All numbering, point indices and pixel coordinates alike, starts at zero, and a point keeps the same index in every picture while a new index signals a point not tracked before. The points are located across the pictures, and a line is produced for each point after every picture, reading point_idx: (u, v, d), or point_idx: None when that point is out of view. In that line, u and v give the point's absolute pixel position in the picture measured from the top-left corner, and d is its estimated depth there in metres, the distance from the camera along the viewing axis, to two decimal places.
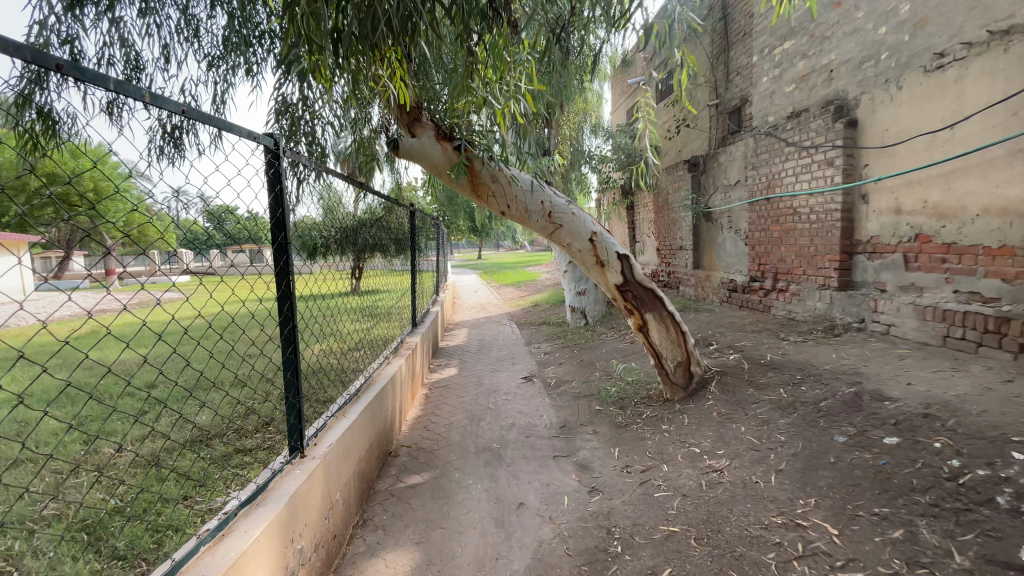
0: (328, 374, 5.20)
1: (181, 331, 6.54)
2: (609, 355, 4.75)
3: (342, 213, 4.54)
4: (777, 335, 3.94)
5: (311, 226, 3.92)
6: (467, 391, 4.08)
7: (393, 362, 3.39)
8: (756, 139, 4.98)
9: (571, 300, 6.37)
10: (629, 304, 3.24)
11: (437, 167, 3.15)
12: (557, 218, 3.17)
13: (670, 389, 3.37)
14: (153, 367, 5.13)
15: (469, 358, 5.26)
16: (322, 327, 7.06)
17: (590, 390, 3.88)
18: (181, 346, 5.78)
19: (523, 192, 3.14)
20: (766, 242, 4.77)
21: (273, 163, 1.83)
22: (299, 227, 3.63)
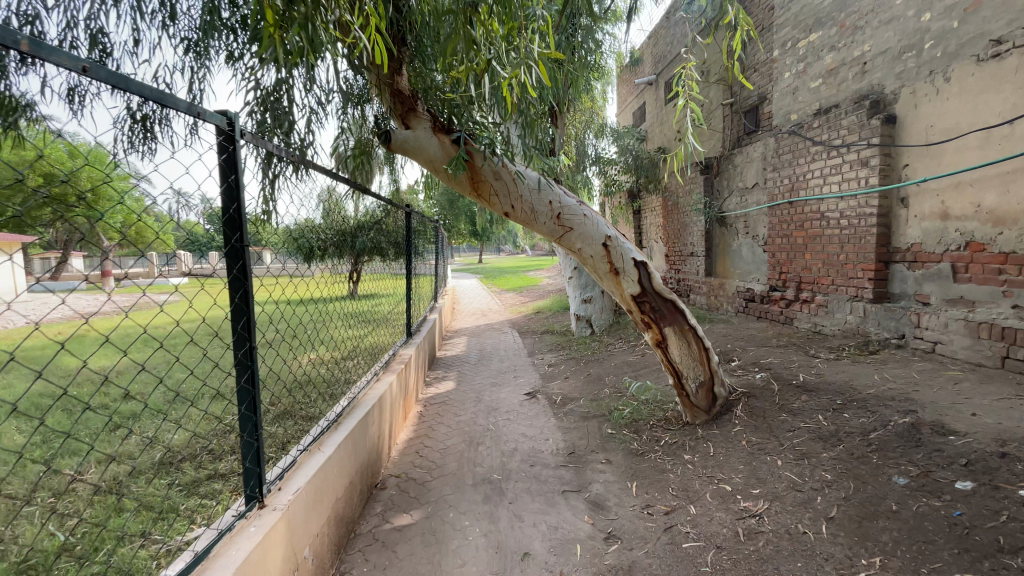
0: (316, 386, 4.83)
1: (165, 337, 6.19)
2: (619, 370, 4.39)
3: (344, 216, 4.32)
4: (805, 351, 3.59)
5: (309, 228, 3.65)
6: (464, 409, 3.72)
7: (383, 379, 3.04)
8: (777, 138, 4.65)
9: (576, 308, 6.01)
10: (647, 318, 2.87)
11: (433, 162, 2.81)
12: (566, 220, 2.81)
13: (691, 412, 3.02)
14: (134, 375, 4.79)
15: (467, 370, 4.91)
16: (314, 334, 6.71)
17: (599, 410, 3.53)
18: (163, 353, 5.43)
19: (529, 191, 2.79)
20: (789, 249, 4.42)
21: (226, 149, 1.49)
22: (294, 229, 3.35)
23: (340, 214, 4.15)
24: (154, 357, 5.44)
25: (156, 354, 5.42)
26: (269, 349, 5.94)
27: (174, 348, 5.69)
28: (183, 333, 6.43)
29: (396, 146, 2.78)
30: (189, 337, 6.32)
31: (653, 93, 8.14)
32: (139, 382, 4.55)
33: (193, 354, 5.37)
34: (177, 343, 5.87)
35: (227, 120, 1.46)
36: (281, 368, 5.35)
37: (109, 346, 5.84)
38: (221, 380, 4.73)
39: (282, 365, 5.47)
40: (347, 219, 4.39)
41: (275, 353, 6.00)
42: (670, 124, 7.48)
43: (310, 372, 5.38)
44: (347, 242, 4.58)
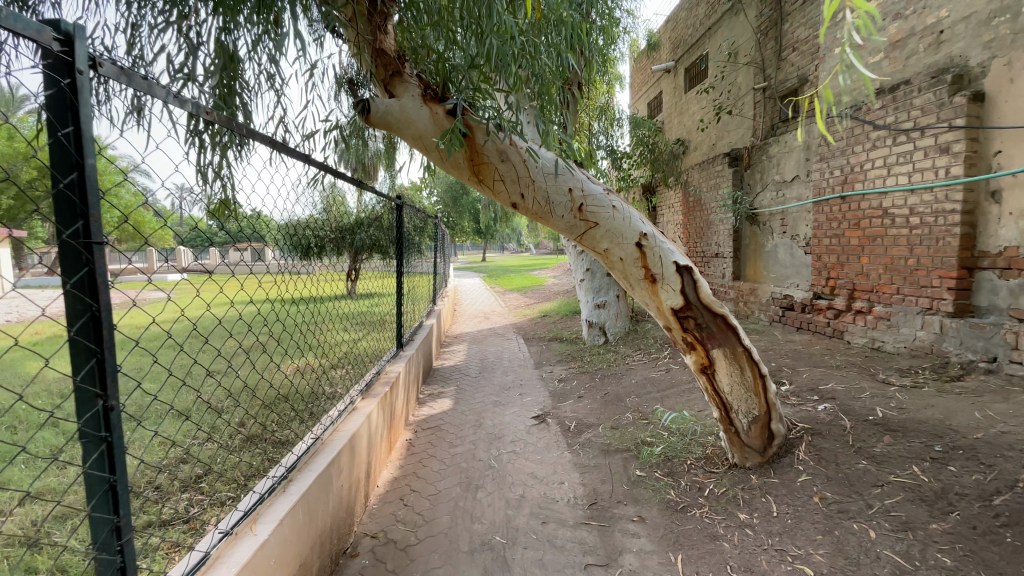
0: (294, 401, 4.24)
1: (146, 337, 5.70)
2: (641, 389, 3.78)
3: (337, 208, 3.79)
4: (870, 374, 3.00)
5: (297, 223, 3.10)
6: (461, 438, 3.14)
7: (361, 409, 2.45)
8: (825, 124, 4.05)
9: (588, 313, 5.41)
10: (690, 337, 2.28)
11: (423, 139, 2.22)
12: (590, 213, 2.20)
13: (741, 453, 2.45)
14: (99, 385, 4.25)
15: (467, 384, 4.32)
16: (302, 339, 6.12)
17: (623, 442, 2.95)
18: (137, 358, 4.94)
19: (543, 176, 2.19)
20: (839, 251, 3.82)
21: (60, 86, 0.91)
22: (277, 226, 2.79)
23: (329, 207, 3.60)
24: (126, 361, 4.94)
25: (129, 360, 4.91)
26: (251, 356, 5.37)
27: (148, 353, 5.18)
28: (166, 334, 5.94)
29: (374, 118, 2.20)
30: (170, 339, 5.82)
31: (671, 81, 7.54)
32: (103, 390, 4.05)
33: (169, 362, 4.87)
34: (155, 347, 5.37)
35: (57, 37, 0.88)
36: (260, 378, 4.78)
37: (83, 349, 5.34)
38: (192, 393, 4.20)
39: (264, 374, 4.91)
40: (331, 214, 3.81)
41: (257, 359, 5.43)
42: (691, 114, 6.88)
43: (292, 382, 4.79)
44: (331, 239, 4.01)
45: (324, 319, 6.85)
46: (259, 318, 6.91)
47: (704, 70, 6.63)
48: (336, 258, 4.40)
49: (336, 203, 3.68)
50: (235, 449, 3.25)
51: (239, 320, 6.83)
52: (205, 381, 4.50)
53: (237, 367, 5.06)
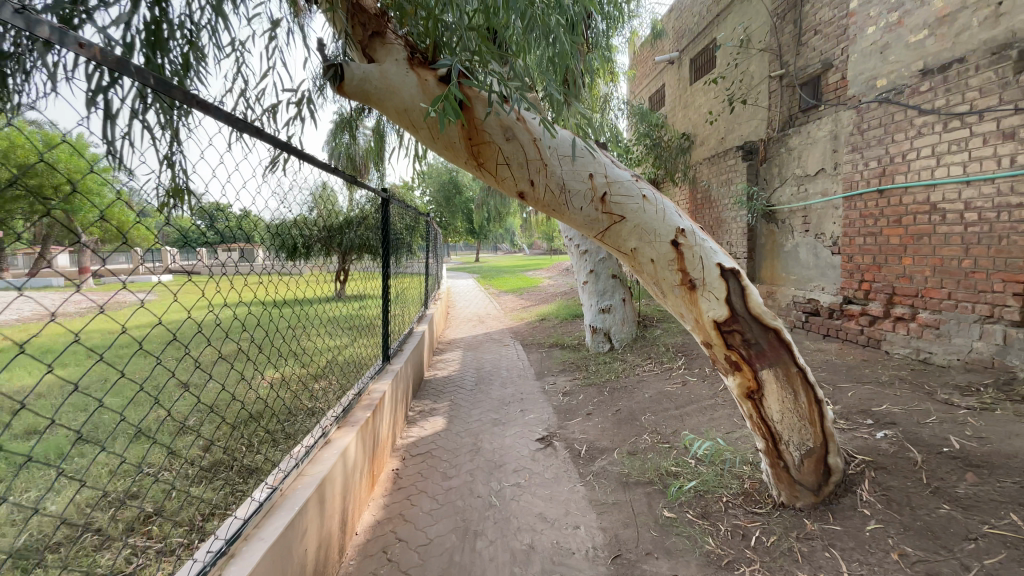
0: (269, 418, 3.80)
1: (118, 346, 5.34)
2: (658, 406, 3.36)
3: (323, 203, 3.42)
4: (926, 392, 2.62)
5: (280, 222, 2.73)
6: (457, 465, 2.72)
7: (335, 442, 2.03)
8: (858, 111, 3.67)
9: (591, 318, 5.00)
10: (736, 355, 1.87)
11: (409, 113, 1.79)
12: (616, 205, 1.79)
13: (790, 491, 2.06)
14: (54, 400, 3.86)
15: (462, 398, 3.88)
16: (285, 348, 5.69)
17: (645, 472, 2.54)
18: (106, 369, 4.57)
19: (557, 159, 1.78)
20: (875, 251, 3.47)
21: None
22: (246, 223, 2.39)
23: (311, 203, 3.19)
24: (93, 372, 4.55)
25: (93, 372, 4.52)
26: (228, 365, 4.94)
27: (118, 366, 4.80)
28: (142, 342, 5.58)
29: (348, 88, 1.77)
30: (146, 349, 5.44)
31: (675, 72, 7.15)
32: (58, 406, 3.64)
33: (140, 374, 4.47)
34: (127, 356, 4.99)
35: None
36: (236, 390, 4.35)
37: (43, 357, 4.92)
38: (159, 409, 3.79)
39: (240, 385, 4.47)
40: (315, 211, 3.40)
41: (235, 368, 5.01)
42: (698, 106, 6.49)
43: (270, 396, 4.36)
44: (314, 239, 3.59)
45: (311, 326, 6.43)
46: (243, 326, 6.51)
47: (711, 59, 6.25)
48: (318, 260, 3.97)
49: (319, 200, 3.27)
50: (196, 481, 2.82)
51: (221, 328, 6.44)
52: (174, 394, 4.08)
53: (212, 378, 4.63)
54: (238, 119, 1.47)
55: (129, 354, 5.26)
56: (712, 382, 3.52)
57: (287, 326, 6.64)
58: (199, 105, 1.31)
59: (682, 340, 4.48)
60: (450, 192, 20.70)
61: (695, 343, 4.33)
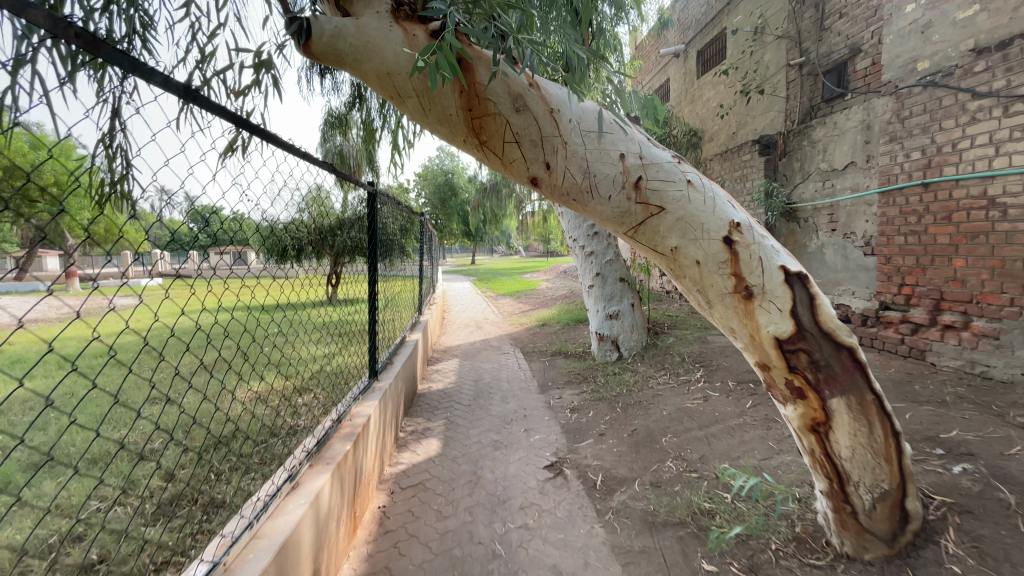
0: (244, 438, 3.42)
1: (94, 359, 5.02)
2: (680, 427, 2.96)
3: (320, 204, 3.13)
4: (1000, 417, 2.29)
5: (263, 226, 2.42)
6: (455, 499, 2.34)
7: (304, 486, 1.65)
8: (898, 97, 3.33)
9: (598, 324, 4.61)
10: (800, 381, 1.51)
11: (392, 78, 1.41)
12: (653, 191, 1.42)
13: (857, 541, 1.71)
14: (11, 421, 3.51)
15: (459, 415, 3.49)
16: (271, 357, 5.30)
17: (675, 510, 2.16)
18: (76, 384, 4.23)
19: (578, 134, 1.41)
20: (919, 251, 3.16)
21: None
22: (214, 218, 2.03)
23: (303, 203, 2.85)
24: (61, 388, 4.22)
25: (62, 389, 4.19)
26: (208, 377, 4.57)
27: (90, 379, 4.47)
28: (120, 354, 5.25)
29: (316, 46, 1.39)
30: (122, 361, 5.09)
31: (681, 65, 6.82)
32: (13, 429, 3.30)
33: (109, 390, 4.12)
34: (103, 370, 4.69)
35: None
36: (212, 404, 3.96)
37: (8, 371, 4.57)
38: (126, 429, 3.43)
39: (217, 399, 4.09)
40: (308, 212, 3.09)
41: (215, 380, 4.63)
42: (706, 101, 6.14)
43: (249, 412, 3.96)
44: (302, 241, 3.24)
45: (300, 333, 6.03)
46: (228, 332, 6.15)
47: (721, 50, 5.91)
48: (310, 262, 3.63)
49: (310, 200, 2.93)
50: (151, 519, 2.43)
51: (204, 335, 6.10)
52: (145, 410, 3.71)
53: (189, 390, 4.26)
54: (156, 73, 1.14)
55: (104, 366, 4.93)
56: (739, 399, 3.14)
57: (273, 332, 6.26)
58: (87, 45, 1.00)
59: (698, 349, 4.10)
60: (445, 194, 20.59)
61: (713, 352, 3.95)
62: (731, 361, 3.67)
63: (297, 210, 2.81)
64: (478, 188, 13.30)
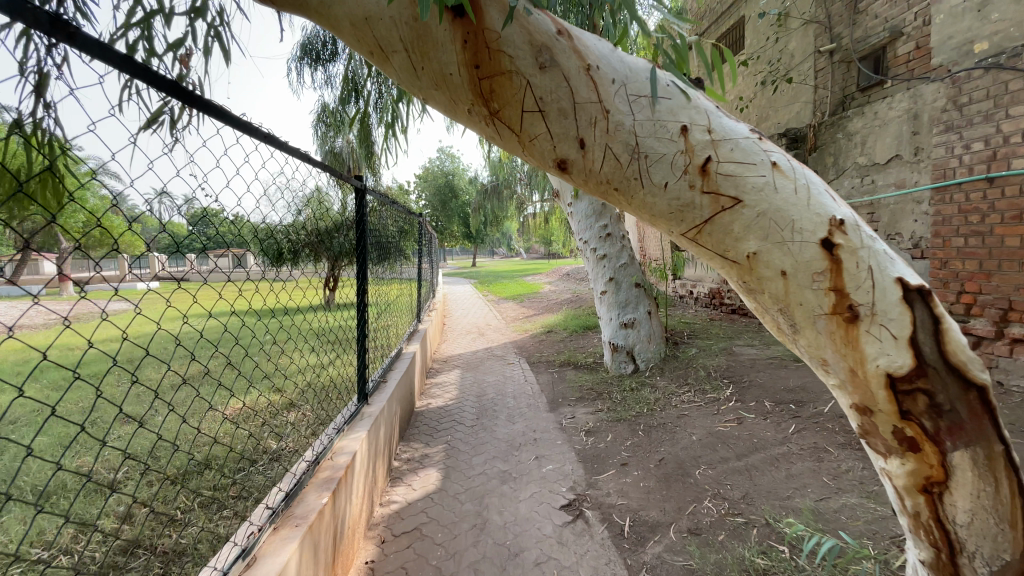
0: (221, 465, 3.05)
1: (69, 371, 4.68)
2: (715, 456, 2.58)
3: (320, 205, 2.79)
4: None
5: (247, 229, 2.08)
6: (457, 552, 1.96)
7: (261, 563, 1.28)
8: (954, 82, 2.96)
9: (611, 333, 4.23)
10: (914, 431, 1.15)
11: (371, 26, 1.03)
12: (727, 175, 1.04)
13: None
14: None
15: (460, 438, 3.11)
16: (261, 367, 4.93)
17: (724, 570, 1.78)
18: (44, 400, 3.88)
19: (625, 99, 1.04)
20: (982, 255, 2.80)
21: None
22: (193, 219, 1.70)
23: (298, 202, 2.51)
24: (26, 405, 3.87)
25: (27, 406, 3.83)
26: (190, 389, 4.21)
27: (65, 394, 4.16)
28: (98, 366, 4.91)
29: None
30: (101, 372, 4.77)
31: None
32: None
33: (79, 407, 3.78)
34: (77, 383, 4.35)
35: None
36: (190, 421, 3.60)
37: None
38: (91, 452, 3.10)
39: (197, 414, 3.73)
40: (305, 214, 2.76)
41: (198, 392, 4.28)
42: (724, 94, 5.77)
43: (230, 431, 3.60)
44: (297, 242, 2.94)
45: (294, 341, 5.66)
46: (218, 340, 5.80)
47: (740, 40, 5.54)
48: (306, 265, 3.31)
49: (307, 202, 2.59)
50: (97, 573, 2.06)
51: (192, 343, 5.75)
52: (114, 431, 3.37)
53: (167, 405, 3.90)
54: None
55: (79, 379, 4.59)
56: (780, 424, 2.75)
57: (266, 340, 5.89)
58: None
59: (725, 362, 3.71)
60: (445, 197, 20.37)
61: (742, 367, 3.57)
62: (764, 377, 3.29)
63: (283, 211, 2.43)
64: (479, 190, 12.88)
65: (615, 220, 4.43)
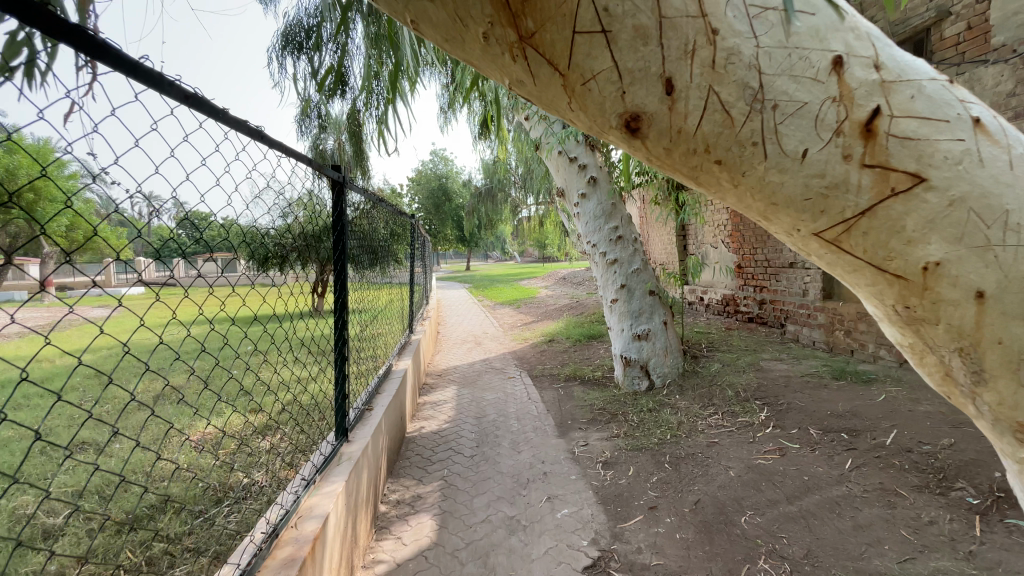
0: (179, 507, 2.61)
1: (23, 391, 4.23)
2: (762, 499, 2.17)
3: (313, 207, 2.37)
4: None
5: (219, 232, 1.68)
6: None
7: None
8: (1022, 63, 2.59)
9: (623, 346, 3.81)
10: None
11: None
12: (904, 139, 0.65)
13: None
14: None
15: (457, 472, 2.68)
16: (238, 382, 4.46)
17: None
18: None
19: (742, 13, 0.64)
20: None
21: None
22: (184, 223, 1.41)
23: (284, 202, 2.09)
24: None
25: None
26: (155, 410, 3.75)
27: (14, 417, 3.71)
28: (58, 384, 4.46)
29: None
30: (61, 392, 4.30)
31: None
32: None
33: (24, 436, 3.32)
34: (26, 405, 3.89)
35: None
36: (151, 449, 3.15)
37: None
38: (31, 491, 2.67)
39: (159, 441, 3.28)
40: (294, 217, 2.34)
41: (164, 415, 3.82)
42: None
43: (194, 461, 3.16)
44: (287, 248, 2.49)
45: (275, 352, 5.19)
46: (194, 351, 5.36)
47: None
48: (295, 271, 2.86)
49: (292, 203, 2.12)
50: None
51: (166, 355, 5.31)
52: (61, 463, 2.93)
53: (127, 430, 3.45)
54: None
55: (33, 399, 4.13)
56: (833, 459, 2.35)
57: (246, 351, 5.41)
58: None
59: (754, 381, 3.30)
60: (439, 199, 19.97)
61: (775, 386, 3.16)
62: (804, 400, 2.88)
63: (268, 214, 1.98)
64: (474, 193, 12.49)
65: (627, 221, 4.01)
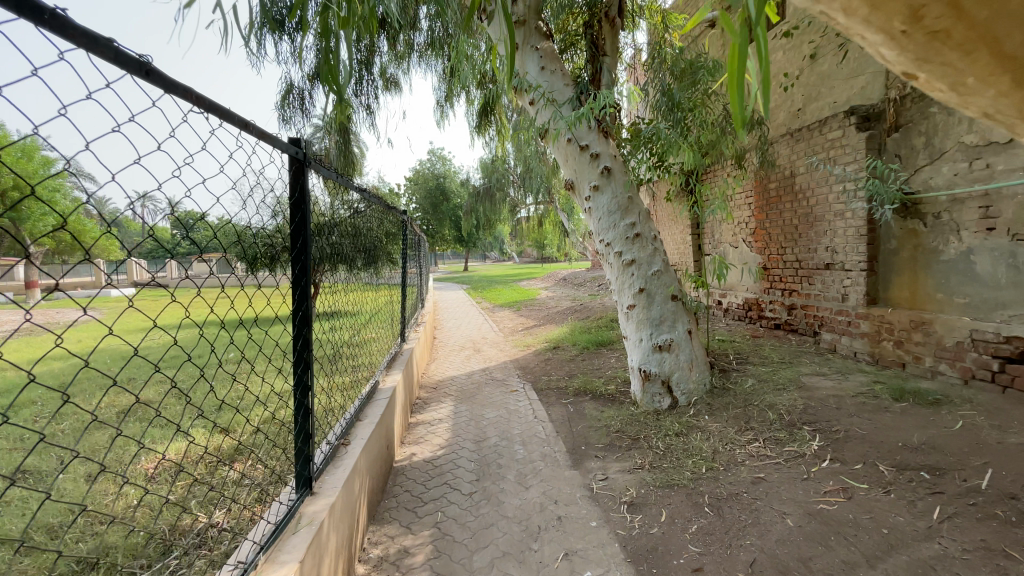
0: (117, 558, 2.16)
1: None
2: (835, 560, 1.73)
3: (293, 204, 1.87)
4: None
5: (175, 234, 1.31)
6: None
7: None
8: None
9: (641, 358, 3.37)
10: None
11: None
12: None
13: None
14: None
15: (453, 516, 2.23)
16: (211, 395, 4.00)
17: None
18: None
19: None
20: None
21: None
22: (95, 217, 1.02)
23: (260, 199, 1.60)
24: None
25: None
26: (112, 430, 3.30)
27: None
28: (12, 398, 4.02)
29: None
30: (13, 408, 3.85)
31: None
32: None
33: None
34: None
35: None
36: (97, 480, 2.70)
37: None
38: None
39: (110, 469, 2.83)
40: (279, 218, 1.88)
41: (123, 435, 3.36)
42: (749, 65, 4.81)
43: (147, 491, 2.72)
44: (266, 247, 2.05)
45: (254, 362, 4.72)
46: (171, 361, 4.93)
47: None
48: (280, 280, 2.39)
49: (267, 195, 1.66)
50: None
51: (139, 366, 4.87)
52: None
53: (74, 455, 2.99)
54: None
55: None
56: (915, 507, 1.91)
57: (225, 359, 4.96)
58: None
59: (798, 401, 2.86)
60: (436, 199, 19.51)
61: (825, 409, 2.72)
62: (865, 427, 2.45)
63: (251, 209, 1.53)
64: (473, 191, 12.05)
65: (645, 218, 3.56)
